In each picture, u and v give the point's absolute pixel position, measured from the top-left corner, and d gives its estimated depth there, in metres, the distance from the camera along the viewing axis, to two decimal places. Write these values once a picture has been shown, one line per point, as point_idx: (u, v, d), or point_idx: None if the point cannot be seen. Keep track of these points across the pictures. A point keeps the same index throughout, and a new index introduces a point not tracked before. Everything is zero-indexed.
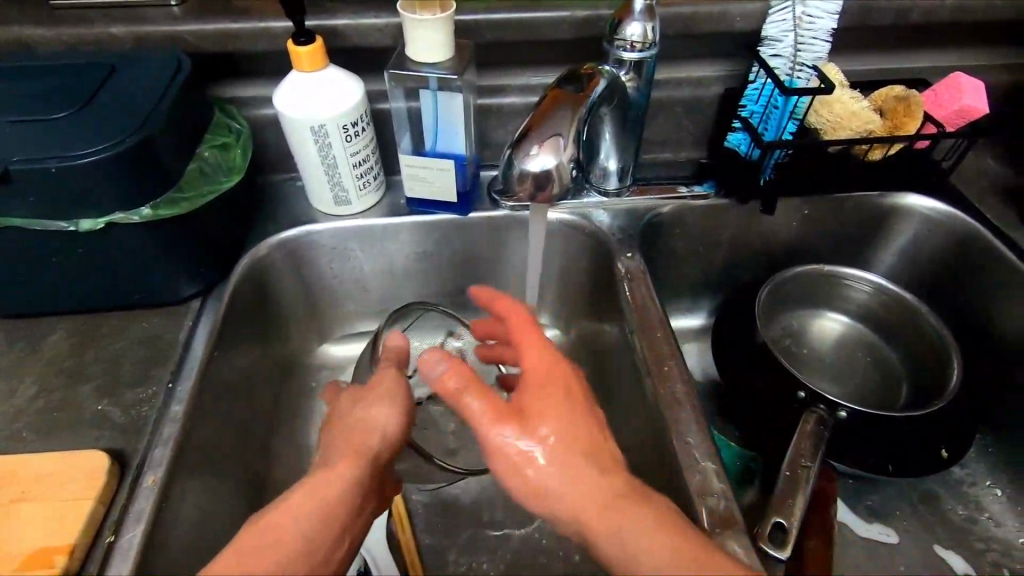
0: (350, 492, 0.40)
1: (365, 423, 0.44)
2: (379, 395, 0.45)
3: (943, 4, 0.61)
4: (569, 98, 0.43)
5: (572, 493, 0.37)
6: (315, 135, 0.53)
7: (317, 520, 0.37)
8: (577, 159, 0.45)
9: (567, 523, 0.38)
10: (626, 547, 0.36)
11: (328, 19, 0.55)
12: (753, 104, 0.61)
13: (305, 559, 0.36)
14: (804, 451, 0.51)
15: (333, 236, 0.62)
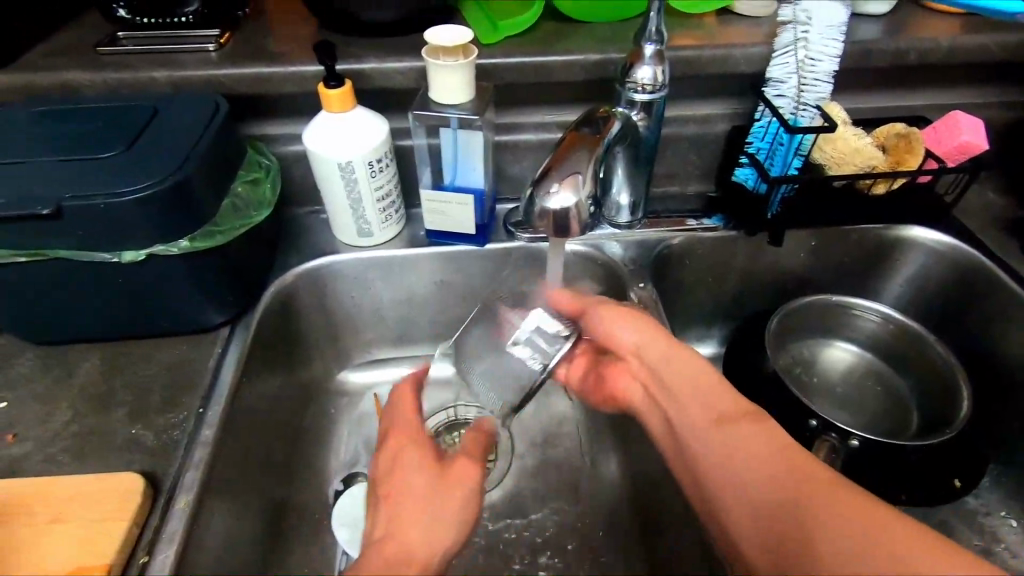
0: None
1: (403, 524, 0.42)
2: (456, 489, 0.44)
3: (937, 47, 0.64)
4: (586, 140, 0.45)
5: (647, 342, 0.50)
6: (342, 172, 0.56)
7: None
8: (595, 196, 0.46)
9: (651, 354, 0.49)
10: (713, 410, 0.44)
11: (354, 64, 0.59)
12: (759, 141, 0.63)
13: None
14: None
15: (355, 266, 0.65)
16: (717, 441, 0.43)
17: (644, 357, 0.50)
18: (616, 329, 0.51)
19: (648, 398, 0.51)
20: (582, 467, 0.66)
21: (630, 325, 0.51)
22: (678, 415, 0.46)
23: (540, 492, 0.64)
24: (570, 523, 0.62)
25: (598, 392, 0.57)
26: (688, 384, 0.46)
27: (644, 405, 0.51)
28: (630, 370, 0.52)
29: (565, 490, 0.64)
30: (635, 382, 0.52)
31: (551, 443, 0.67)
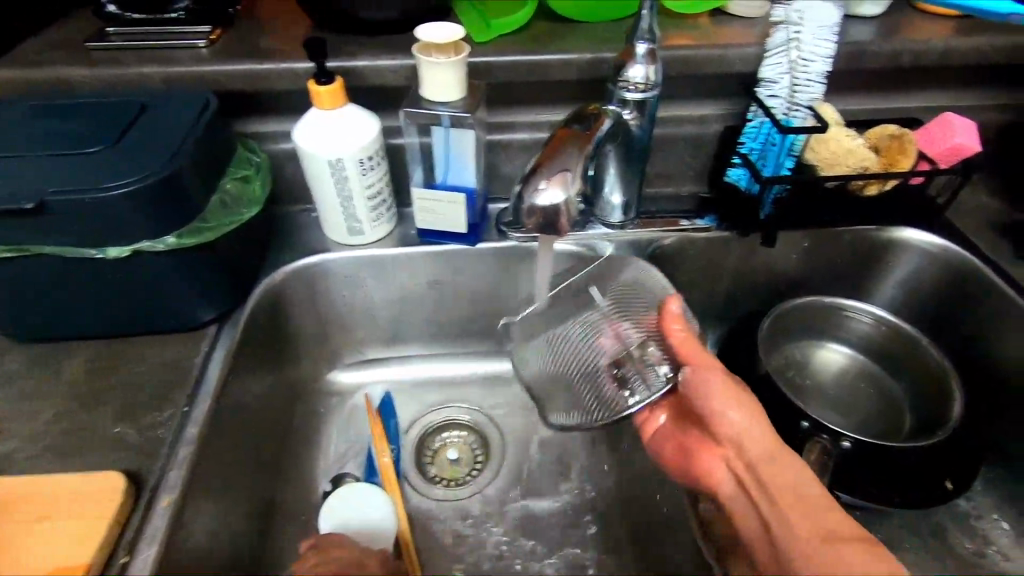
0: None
1: None
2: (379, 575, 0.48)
3: (930, 49, 0.64)
4: (576, 138, 0.43)
5: (749, 431, 0.46)
6: (332, 170, 0.56)
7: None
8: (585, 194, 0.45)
9: (753, 443, 0.46)
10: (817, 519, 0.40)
11: (346, 61, 0.58)
12: (752, 142, 0.63)
13: None
14: None
15: (346, 265, 0.64)
16: (818, 556, 0.38)
17: (746, 448, 0.46)
18: (722, 408, 0.47)
19: (739, 490, 0.46)
20: (575, 468, 0.65)
21: (740, 407, 0.47)
22: (777, 519, 0.42)
23: (530, 493, 0.63)
24: (560, 525, 0.61)
25: (681, 468, 0.53)
26: (800, 492, 0.42)
27: (732, 497, 0.47)
28: (724, 454, 0.48)
29: (557, 492, 0.63)
30: (724, 468, 0.48)
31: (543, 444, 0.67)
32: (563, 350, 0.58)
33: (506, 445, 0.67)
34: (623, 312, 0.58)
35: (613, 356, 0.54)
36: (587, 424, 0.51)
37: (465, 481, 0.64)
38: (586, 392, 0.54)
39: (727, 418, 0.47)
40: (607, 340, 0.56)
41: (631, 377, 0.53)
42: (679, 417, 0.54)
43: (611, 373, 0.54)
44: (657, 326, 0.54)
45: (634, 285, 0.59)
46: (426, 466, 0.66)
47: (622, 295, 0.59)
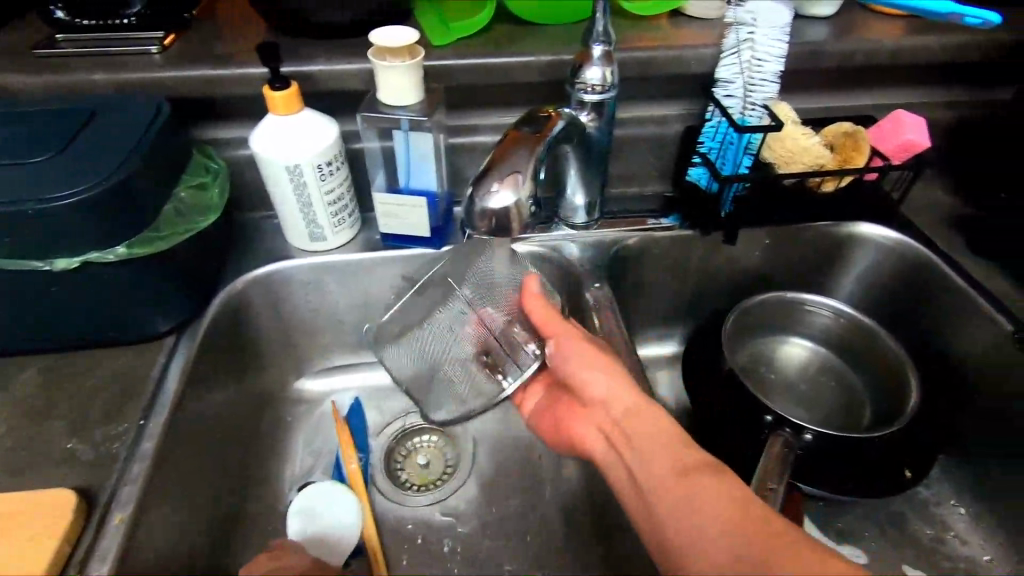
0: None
1: None
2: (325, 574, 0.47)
3: (881, 48, 0.65)
4: (527, 140, 0.44)
5: (612, 388, 0.47)
6: (290, 175, 0.56)
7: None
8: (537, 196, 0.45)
9: (619, 399, 0.46)
10: (675, 463, 0.40)
11: (302, 65, 0.58)
12: (710, 142, 0.65)
13: None
14: (771, 471, 0.54)
15: (309, 271, 0.64)
16: (678, 499, 0.38)
17: (614, 406, 0.46)
18: (583, 372, 0.48)
19: (609, 449, 0.46)
20: (544, 469, 0.65)
21: (599, 369, 0.48)
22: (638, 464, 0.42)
23: (500, 496, 0.63)
24: (529, 526, 0.61)
25: (555, 437, 0.53)
26: (656, 437, 0.42)
27: (603, 458, 0.46)
28: (592, 418, 0.48)
29: (526, 494, 0.63)
30: (595, 434, 0.48)
31: (512, 446, 0.67)
32: (438, 347, 0.59)
33: (476, 448, 0.67)
34: (483, 301, 0.59)
35: (480, 345, 0.58)
36: (462, 416, 0.56)
37: (435, 486, 0.64)
38: (464, 385, 0.57)
39: (589, 379, 0.48)
40: (471, 330, 0.59)
41: (502, 361, 0.57)
42: (552, 395, 0.55)
43: (481, 360, 0.58)
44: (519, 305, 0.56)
45: (487, 265, 0.59)
46: (395, 471, 0.65)
47: (478, 280, 0.59)
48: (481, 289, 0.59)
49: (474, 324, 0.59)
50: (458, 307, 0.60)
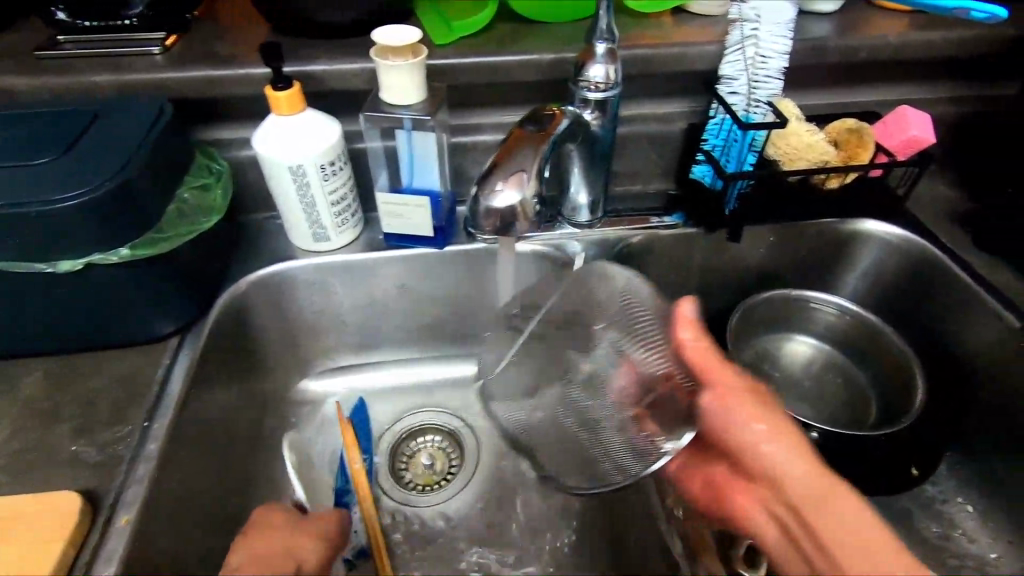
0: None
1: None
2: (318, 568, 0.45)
3: (885, 44, 0.65)
4: (530, 138, 0.43)
5: (795, 467, 0.37)
6: (293, 175, 0.56)
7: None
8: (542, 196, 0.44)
9: (797, 481, 0.36)
10: (866, 567, 0.33)
11: (305, 65, 0.58)
12: (714, 138, 0.64)
13: None
14: None
15: (312, 271, 0.63)
16: None
17: (795, 494, 0.36)
18: (756, 439, 0.38)
19: (794, 546, 0.37)
20: None
21: (773, 434, 0.38)
22: (811, 549, 0.35)
23: (505, 495, 0.63)
24: (534, 525, 0.61)
25: (709, 505, 0.45)
26: (836, 519, 0.35)
27: (782, 556, 0.38)
28: (765, 497, 0.39)
29: (532, 493, 0.63)
30: (769, 518, 0.39)
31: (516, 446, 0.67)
32: (583, 402, 0.52)
33: (482, 447, 0.67)
34: (625, 345, 0.50)
35: (635, 400, 0.47)
36: (597, 487, 0.45)
37: (438, 486, 0.64)
38: (615, 447, 0.46)
39: (761, 449, 0.38)
40: (621, 383, 0.49)
41: (659, 424, 0.44)
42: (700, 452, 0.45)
43: (635, 416, 0.46)
44: (665, 326, 0.45)
45: (625, 293, 0.52)
46: (401, 471, 0.65)
47: (612, 320, 0.52)
48: (621, 324, 0.51)
49: (628, 376, 0.48)
50: (597, 343, 0.53)
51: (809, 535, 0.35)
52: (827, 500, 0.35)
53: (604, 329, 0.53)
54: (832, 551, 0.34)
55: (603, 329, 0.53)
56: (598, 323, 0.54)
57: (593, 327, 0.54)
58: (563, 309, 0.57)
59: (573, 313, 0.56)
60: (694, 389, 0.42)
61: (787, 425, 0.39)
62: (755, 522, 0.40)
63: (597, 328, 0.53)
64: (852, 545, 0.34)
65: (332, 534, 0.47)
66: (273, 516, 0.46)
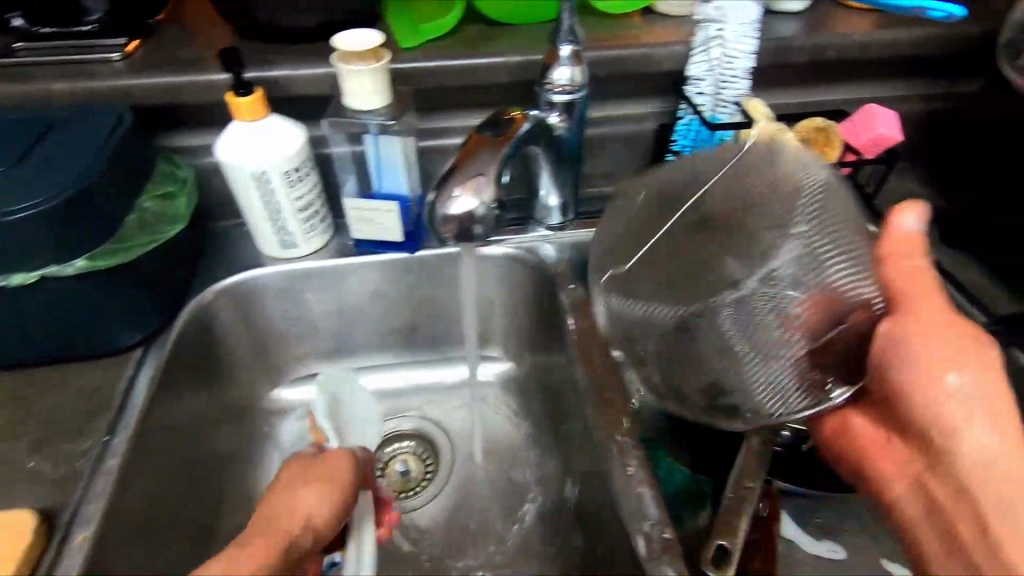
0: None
1: (269, 523, 0.40)
2: (332, 514, 0.43)
3: (852, 43, 0.65)
4: (488, 142, 0.42)
5: (992, 412, 0.38)
6: (257, 182, 0.55)
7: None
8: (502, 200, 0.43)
9: (977, 434, 0.38)
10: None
11: (268, 70, 0.57)
12: (684, 139, 0.65)
13: None
14: (749, 469, 0.52)
15: (281, 278, 0.63)
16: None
17: (998, 457, 0.38)
18: (946, 391, 0.39)
19: (931, 503, 0.40)
20: (525, 472, 0.64)
21: (965, 391, 0.38)
22: (935, 484, 0.40)
23: (480, 500, 0.63)
24: (509, 529, 0.61)
25: (837, 450, 0.46)
26: (988, 466, 0.38)
27: (920, 510, 0.41)
28: (922, 457, 0.41)
29: (508, 497, 0.63)
30: (908, 476, 0.42)
31: (491, 450, 0.66)
32: (725, 323, 0.46)
33: (458, 451, 0.67)
34: (819, 270, 0.43)
35: (811, 337, 0.43)
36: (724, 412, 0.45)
37: (412, 492, 0.64)
38: (779, 373, 0.43)
39: (938, 392, 0.39)
40: (798, 313, 0.43)
41: (833, 369, 0.43)
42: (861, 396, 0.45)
43: (808, 351, 0.43)
44: (880, 245, 0.43)
45: (821, 200, 0.45)
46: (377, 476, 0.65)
47: (825, 221, 0.44)
48: (803, 234, 0.44)
49: (811, 306, 0.42)
50: (771, 260, 0.45)
51: (962, 492, 0.38)
52: (996, 473, 0.37)
53: (762, 240, 0.46)
54: (978, 497, 0.38)
55: (787, 237, 0.44)
56: (756, 232, 0.47)
57: (749, 229, 0.47)
58: (729, 208, 0.49)
59: (740, 202, 0.49)
60: (883, 314, 0.42)
61: (979, 361, 0.39)
62: (874, 461, 0.44)
63: (790, 240, 0.44)
64: (990, 495, 0.37)
65: (349, 477, 0.46)
66: (287, 467, 0.45)
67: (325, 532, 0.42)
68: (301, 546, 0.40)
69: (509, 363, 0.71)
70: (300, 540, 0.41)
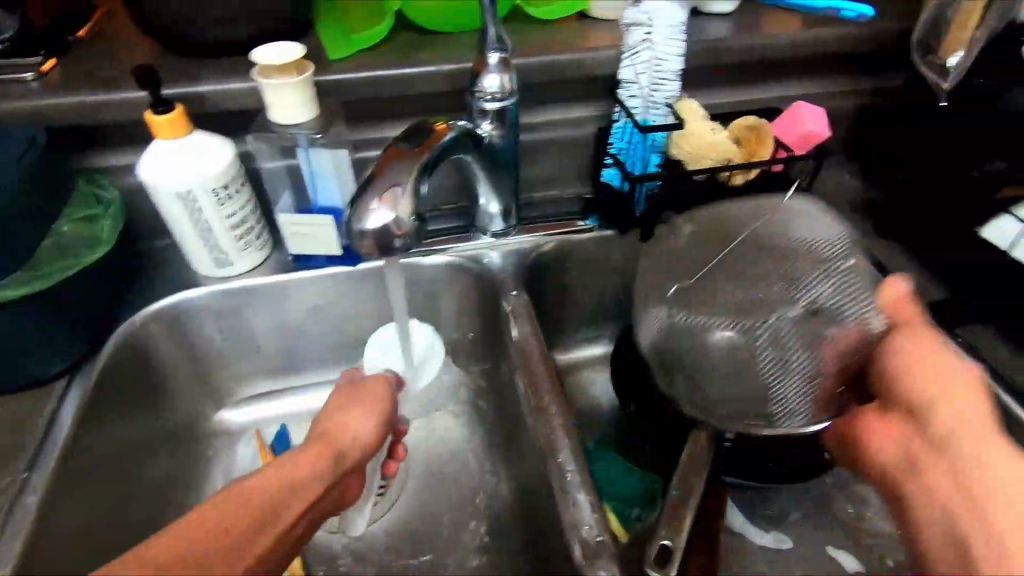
0: (297, 531, 0.44)
1: (335, 427, 0.50)
2: (371, 440, 0.51)
3: (779, 42, 0.67)
4: (407, 154, 0.42)
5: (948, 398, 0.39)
6: (184, 202, 0.53)
7: (264, 548, 0.40)
8: (421, 213, 0.43)
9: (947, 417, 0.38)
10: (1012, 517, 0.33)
11: (191, 86, 0.55)
12: (619, 142, 0.65)
13: (297, 493, 0.44)
14: (696, 465, 0.52)
15: (218, 299, 0.61)
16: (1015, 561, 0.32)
17: (925, 428, 0.39)
18: (927, 378, 0.41)
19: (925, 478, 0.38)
20: (479, 481, 0.64)
21: (938, 376, 0.40)
22: (969, 514, 0.35)
23: (433, 512, 0.62)
24: (464, 540, 0.60)
25: (855, 444, 0.45)
26: (991, 471, 0.35)
27: (913, 482, 0.39)
28: (917, 434, 0.40)
29: (462, 508, 0.62)
30: (898, 448, 0.41)
31: (445, 460, 0.66)
32: (801, 345, 0.58)
33: (409, 463, 0.65)
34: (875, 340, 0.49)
35: (855, 366, 0.51)
36: (760, 419, 0.55)
37: None
38: (793, 399, 0.55)
39: (929, 373, 0.41)
40: (831, 346, 0.56)
41: (851, 396, 0.52)
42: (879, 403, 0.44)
43: (833, 381, 0.54)
44: (886, 308, 0.48)
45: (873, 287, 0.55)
46: None
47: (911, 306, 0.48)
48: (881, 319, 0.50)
49: (827, 350, 0.56)
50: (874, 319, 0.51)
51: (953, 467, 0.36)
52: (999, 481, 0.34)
53: (855, 317, 0.55)
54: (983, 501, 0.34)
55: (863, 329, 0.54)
56: (850, 317, 0.56)
57: (830, 325, 0.58)
58: (822, 301, 0.60)
59: (841, 285, 0.59)
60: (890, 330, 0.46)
61: (948, 357, 0.41)
62: (914, 485, 0.39)
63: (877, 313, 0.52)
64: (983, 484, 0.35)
65: (385, 409, 0.54)
66: (335, 395, 0.53)
67: (371, 445, 0.51)
68: (348, 460, 0.49)
69: (460, 371, 0.71)
70: (348, 456, 0.49)
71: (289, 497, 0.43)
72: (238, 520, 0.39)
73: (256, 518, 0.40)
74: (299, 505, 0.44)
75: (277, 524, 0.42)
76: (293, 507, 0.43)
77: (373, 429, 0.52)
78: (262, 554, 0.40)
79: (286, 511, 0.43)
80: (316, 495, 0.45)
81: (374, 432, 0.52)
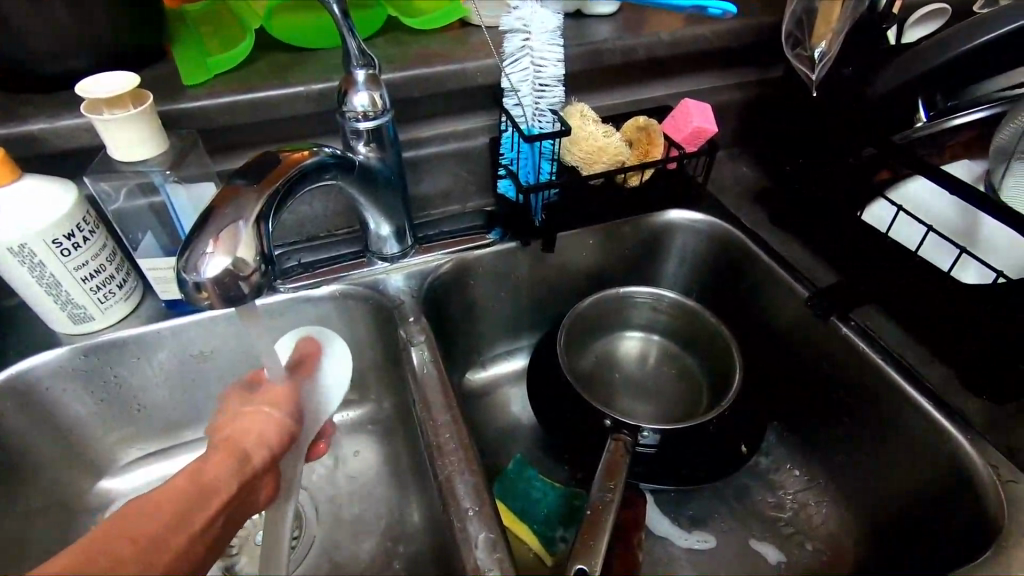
0: (211, 537, 0.37)
1: (238, 433, 0.44)
2: (281, 434, 0.46)
3: (661, 40, 0.67)
4: (245, 193, 0.41)
5: None
6: (17, 257, 0.47)
7: (177, 555, 0.34)
8: (266, 253, 0.42)
9: None
10: None
11: (20, 125, 0.50)
12: (509, 153, 0.63)
13: (195, 511, 0.37)
14: (612, 472, 0.51)
15: (81, 356, 0.55)
16: None
17: None
18: None
19: None
20: (397, 518, 0.60)
21: None
22: None
23: (347, 559, 0.58)
24: None
25: None
26: None
27: None
28: None
29: (380, 550, 0.58)
30: None
31: (359, 499, 0.62)
32: None
33: (319, 511, 0.61)
34: None
35: None
36: None
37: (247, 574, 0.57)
38: None
39: None
40: None
41: None
42: None
43: None
44: None
45: None
46: (232, 558, 0.57)
47: None
48: None
49: None
50: None
51: None
52: None
53: None
54: None
55: None
56: None
57: None
58: None
59: None
60: None
61: None
62: None
63: None
64: None
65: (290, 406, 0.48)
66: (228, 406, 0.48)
67: (280, 445, 0.45)
68: (257, 460, 0.43)
69: (370, 405, 0.67)
70: (255, 456, 0.43)
71: (196, 501, 0.38)
72: (130, 551, 0.32)
73: (154, 533, 0.34)
74: (210, 508, 0.38)
75: (188, 528, 0.36)
76: (193, 531, 0.36)
77: (279, 427, 0.46)
78: (175, 561, 0.34)
79: (184, 533, 0.35)
80: (229, 497, 0.39)
81: (285, 434, 0.46)
